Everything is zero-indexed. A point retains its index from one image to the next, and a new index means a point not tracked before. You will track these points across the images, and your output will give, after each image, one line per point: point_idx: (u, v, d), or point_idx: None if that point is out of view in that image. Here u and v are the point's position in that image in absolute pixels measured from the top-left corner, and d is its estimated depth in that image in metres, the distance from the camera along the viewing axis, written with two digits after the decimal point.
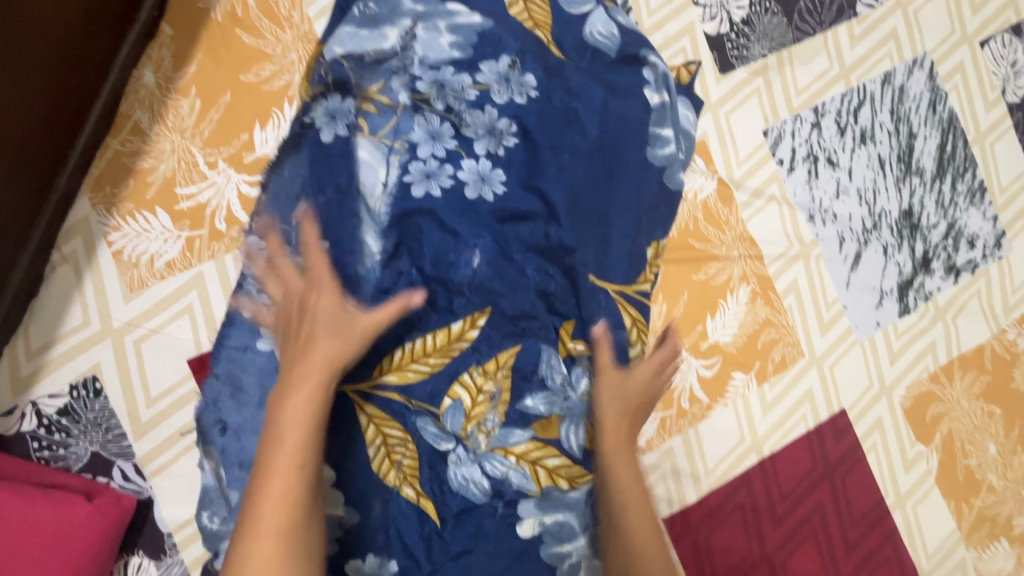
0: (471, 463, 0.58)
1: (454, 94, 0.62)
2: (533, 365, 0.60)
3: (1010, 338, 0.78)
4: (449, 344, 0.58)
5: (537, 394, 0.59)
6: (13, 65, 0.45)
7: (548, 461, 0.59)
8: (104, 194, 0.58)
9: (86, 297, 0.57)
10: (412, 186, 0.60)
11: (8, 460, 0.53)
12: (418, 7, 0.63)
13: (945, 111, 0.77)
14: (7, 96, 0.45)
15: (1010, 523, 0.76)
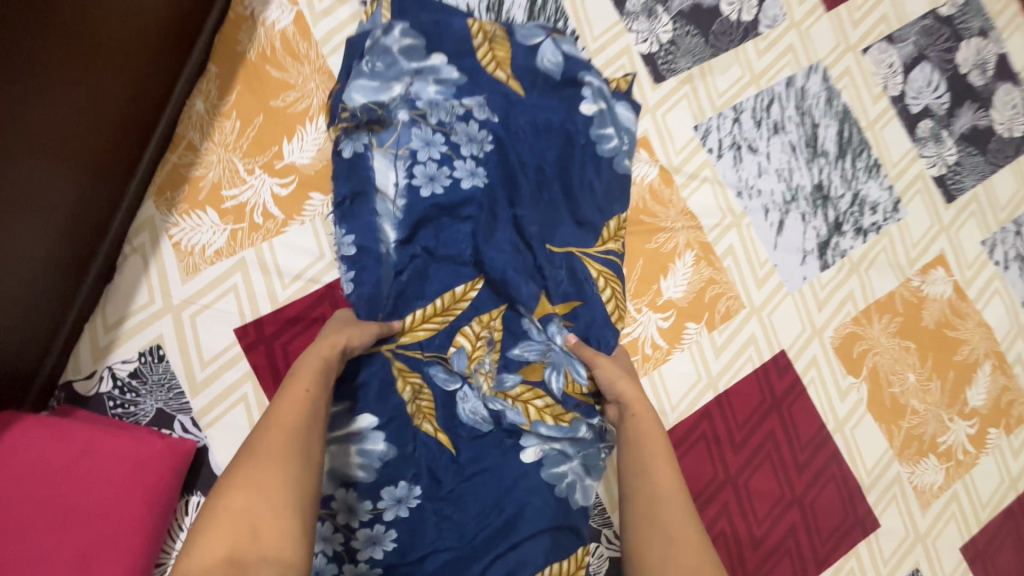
0: (476, 399, 0.69)
1: (447, 111, 0.76)
2: (520, 320, 0.74)
3: (916, 285, 0.93)
4: (453, 303, 0.71)
5: (525, 343, 0.73)
6: (96, 95, 0.60)
7: (536, 400, 0.71)
8: (165, 198, 0.71)
9: (151, 280, 0.70)
10: (420, 188, 0.73)
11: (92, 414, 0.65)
12: (412, 65, 0.76)
13: (840, 105, 0.95)
14: (90, 119, 0.60)
15: (935, 441, 0.90)
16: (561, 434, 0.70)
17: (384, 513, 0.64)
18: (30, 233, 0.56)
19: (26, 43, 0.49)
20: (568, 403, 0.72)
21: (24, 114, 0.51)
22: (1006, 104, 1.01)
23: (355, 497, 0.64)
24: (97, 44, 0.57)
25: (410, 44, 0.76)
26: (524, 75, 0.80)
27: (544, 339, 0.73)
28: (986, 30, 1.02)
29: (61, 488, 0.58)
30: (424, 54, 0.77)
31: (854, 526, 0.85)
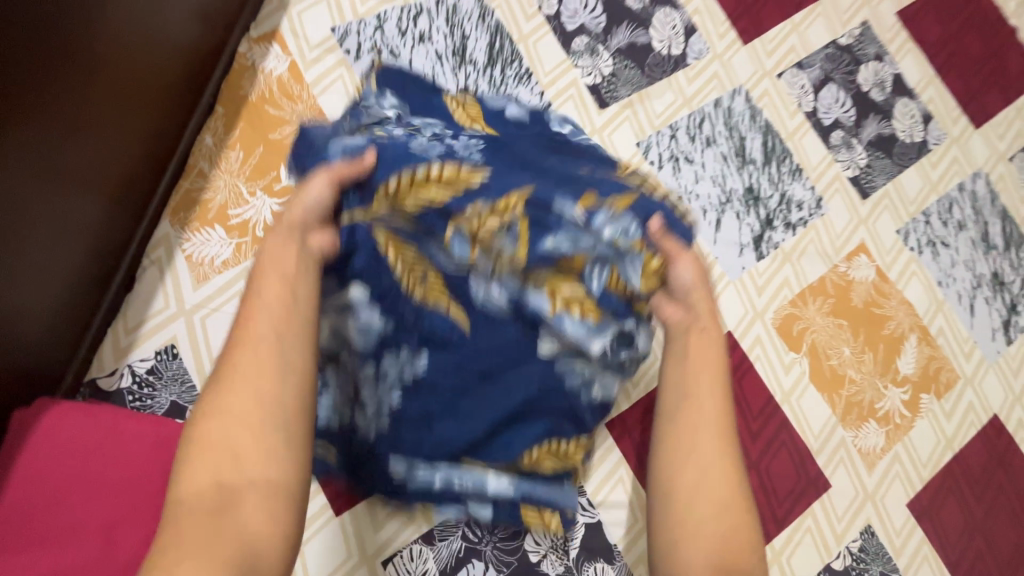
0: (489, 284, 0.72)
1: (436, 128, 0.74)
2: (547, 205, 0.67)
3: (843, 270, 1.06)
4: (455, 178, 0.65)
5: (559, 234, 0.68)
6: (123, 133, 0.72)
7: (564, 290, 0.72)
8: (179, 218, 0.83)
9: (167, 288, 0.80)
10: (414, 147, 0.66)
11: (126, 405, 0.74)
12: (394, 109, 0.78)
13: (762, 120, 1.10)
14: (117, 152, 0.72)
15: (874, 407, 1.00)
16: (579, 327, 0.72)
17: (386, 372, 0.74)
18: (65, 246, 0.67)
19: (66, 95, 0.61)
20: (608, 301, 0.71)
21: (64, 150, 0.63)
22: (905, 114, 1.17)
23: (357, 361, 0.74)
24: (122, 91, 0.69)
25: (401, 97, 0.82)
26: (498, 124, 0.81)
27: (580, 228, 0.67)
28: (881, 55, 1.19)
29: (92, 463, 0.65)
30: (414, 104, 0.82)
31: (808, 487, 0.94)
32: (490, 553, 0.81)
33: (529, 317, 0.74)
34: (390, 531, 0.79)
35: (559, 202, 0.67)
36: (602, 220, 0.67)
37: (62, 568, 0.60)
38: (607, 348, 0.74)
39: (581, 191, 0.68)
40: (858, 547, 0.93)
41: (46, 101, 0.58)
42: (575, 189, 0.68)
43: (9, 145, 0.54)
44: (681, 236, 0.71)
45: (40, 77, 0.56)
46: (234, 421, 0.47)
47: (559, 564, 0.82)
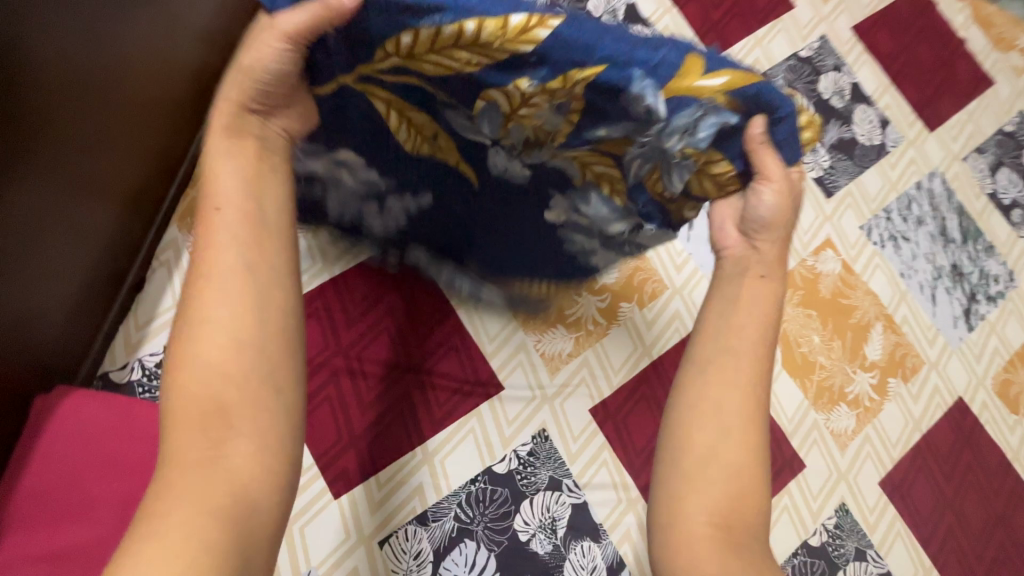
0: (512, 158, 0.63)
1: None
2: (622, 83, 0.48)
3: (810, 264, 1.13)
4: (512, 39, 0.46)
5: (615, 124, 0.53)
6: (134, 148, 0.78)
7: (596, 167, 0.61)
8: (186, 223, 0.89)
9: (174, 287, 0.85)
10: None
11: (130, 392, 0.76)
12: None
13: None
14: (129, 166, 0.78)
15: (844, 390, 1.06)
16: (591, 200, 0.67)
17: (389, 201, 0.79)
18: (81, 253, 0.73)
19: (83, 116, 0.67)
20: (640, 195, 0.63)
21: (80, 166, 0.69)
22: (864, 119, 1.26)
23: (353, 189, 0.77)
24: (135, 109, 0.76)
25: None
26: None
27: (659, 120, 0.51)
28: (839, 66, 1.28)
29: (107, 446, 0.70)
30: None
31: (783, 468, 0.99)
32: (481, 533, 0.85)
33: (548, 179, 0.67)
34: (386, 513, 0.84)
35: (635, 80, 0.48)
36: (680, 138, 0.53)
37: (81, 542, 0.65)
38: (623, 230, 0.71)
39: (687, 49, 0.48)
40: (833, 524, 0.98)
41: (64, 122, 0.64)
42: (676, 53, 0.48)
43: (29, 156, 0.61)
44: (788, 157, 0.55)
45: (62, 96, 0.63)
46: (225, 379, 0.46)
47: (547, 543, 0.87)
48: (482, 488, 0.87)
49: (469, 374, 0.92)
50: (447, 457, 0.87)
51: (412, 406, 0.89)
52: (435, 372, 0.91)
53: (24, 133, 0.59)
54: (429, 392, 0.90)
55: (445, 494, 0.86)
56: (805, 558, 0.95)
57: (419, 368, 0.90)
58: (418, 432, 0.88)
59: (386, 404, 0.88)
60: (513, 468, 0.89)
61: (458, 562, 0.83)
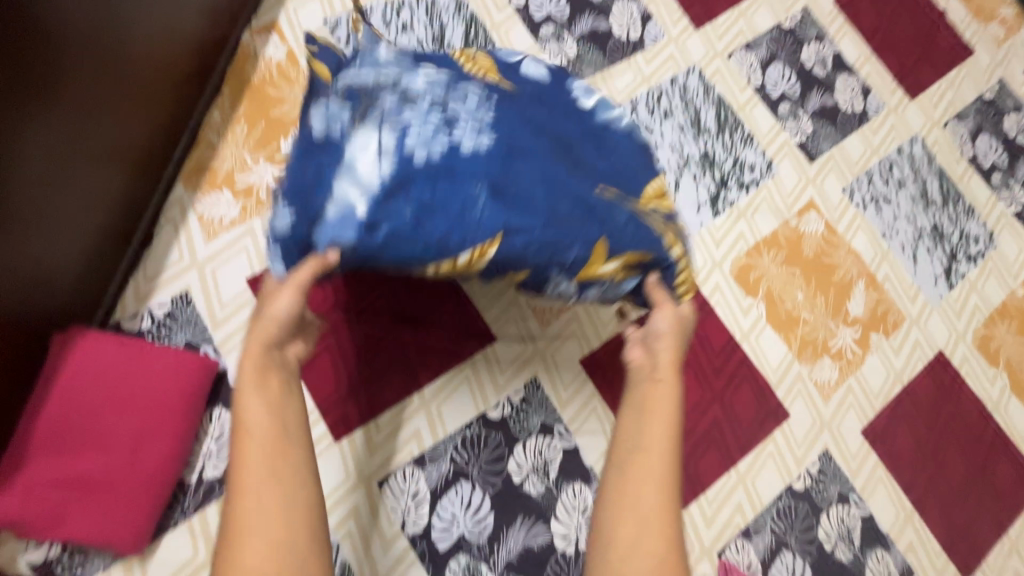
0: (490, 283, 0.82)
1: (420, 123, 0.65)
2: (543, 281, 0.68)
3: (793, 225, 1.16)
4: (459, 269, 0.63)
5: (543, 298, 0.73)
6: (141, 110, 0.82)
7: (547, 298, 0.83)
8: (192, 182, 0.93)
9: (181, 243, 0.89)
10: (385, 182, 0.62)
11: (130, 349, 0.77)
12: (376, 82, 0.69)
13: (715, 94, 1.22)
14: (135, 128, 0.82)
15: (827, 344, 1.09)
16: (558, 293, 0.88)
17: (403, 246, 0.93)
18: (92, 209, 0.77)
19: (94, 80, 0.71)
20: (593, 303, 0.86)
21: (91, 128, 0.73)
22: (846, 87, 1.30)
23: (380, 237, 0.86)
24: (145, 76, 0.81)
25: (393, 57, 0.74)
26: (514, 79, 0.77)
27: (573, 295, 0.71)
28: (822, 37, 1.32)
29: (119, 386, 0.76)
30: (411, 64, 0.73)
31: (768, 417, 1.02)
32: (477, 474, 0.88)
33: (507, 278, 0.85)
34: (383, 456, 0.87)
35: (557, 278, 0.67)
36: (594, 293, 0.70)
37: (98, 469, 0.73)
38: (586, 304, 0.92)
39: (592, 241, 0.66)
40: (817, 470, 1.01)
41: (76, 85, 0.68)
42: (586, 250, 0.66)
43: (44, 120, 0.65)
44: (668, 280, 0.73)
45: (77, 62, 0.67)
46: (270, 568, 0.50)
47: (540, 484, 0.90)
48: (477, 431, 0.90)
49: (463, 327, 0.96)
50: (442, 403, 0.91)
51: (408, 357, 0.92)
52: (430, 326, 0.94)
53: (41, 96, 0.63)
54: (425, 345, 0.94)
55: (441, 437, 0.89)
56: (790, 502, 0.98)
57: (415, 321, 0.94)
58: (415, 381, 0.92)
59: (384, 355, 0.92)
60: (506, 414, 0.92)
61: (454, 501, 0.86)
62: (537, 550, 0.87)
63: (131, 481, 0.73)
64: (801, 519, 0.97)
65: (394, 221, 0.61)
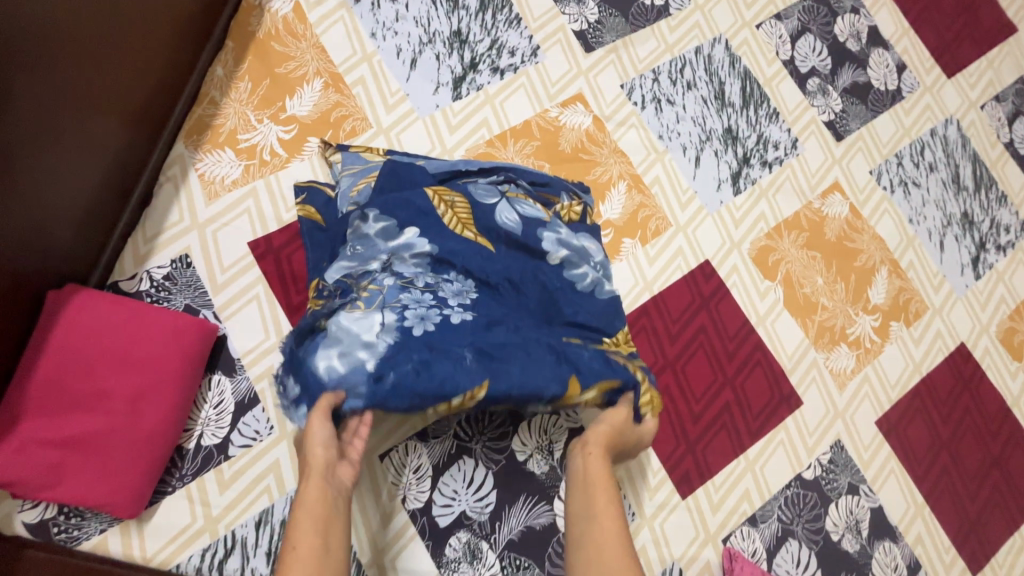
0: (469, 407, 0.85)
1: (415, 299, 0.71)
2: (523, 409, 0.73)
3: (817, 206, 1.11)
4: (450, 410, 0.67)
5: None
6: (139, 61, 0.78)
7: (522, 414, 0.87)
8: (192, 140, 0.89)
9: (182, 203, 0.86)
10: (391, 351, 0.66)
11: (129, 308, 0.75)
12: (372, 264, 0.74)
13: (741, 67, 1.16)
14: (133, 81, 0.78)
15: (845, 332, 1.06)
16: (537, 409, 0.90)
17: None
18: (87, 165, 0.73)
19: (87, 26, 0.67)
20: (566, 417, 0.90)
21: (86, 78, 0.69)
22: (880, 64, 1.23)
23: None
24: (142, 23, 0.76)
25: (382, 228, 0.75)
26: (488, 232, 0.80)
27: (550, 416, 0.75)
28: (857, 8, 1.25)
29: (116, 345, 0.73)
30: (397, 232, 0.75)
31: (781, 404, 1.00)
32: (480, 451, 0.86)
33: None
34: (386, 430, 0.85)
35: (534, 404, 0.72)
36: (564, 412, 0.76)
37: (93, 429, 0.70)
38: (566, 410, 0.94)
39: (568, 378, 0.71)
40: (828, 459, 0.99)
41: (68, 30, 0.64)
42: (563, 377, 0.71)
43: (35, 65, 0.61)
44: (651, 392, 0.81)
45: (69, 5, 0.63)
46: None
47: (544, 464, 0.88)
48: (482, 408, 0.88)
49: None
50: None
51: None
52: None
53: (32, 37, 0.59)
54: None
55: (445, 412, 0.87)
56: (799, 490, 0.96)
57: None
58: None
59: None
60: None
61: (456, 477, 0.85)
62: (539, 530, 0.85)
63: (127, 444, 0.71)
64: (810, 509, 0.95)
65: (399, 370, 0.65)
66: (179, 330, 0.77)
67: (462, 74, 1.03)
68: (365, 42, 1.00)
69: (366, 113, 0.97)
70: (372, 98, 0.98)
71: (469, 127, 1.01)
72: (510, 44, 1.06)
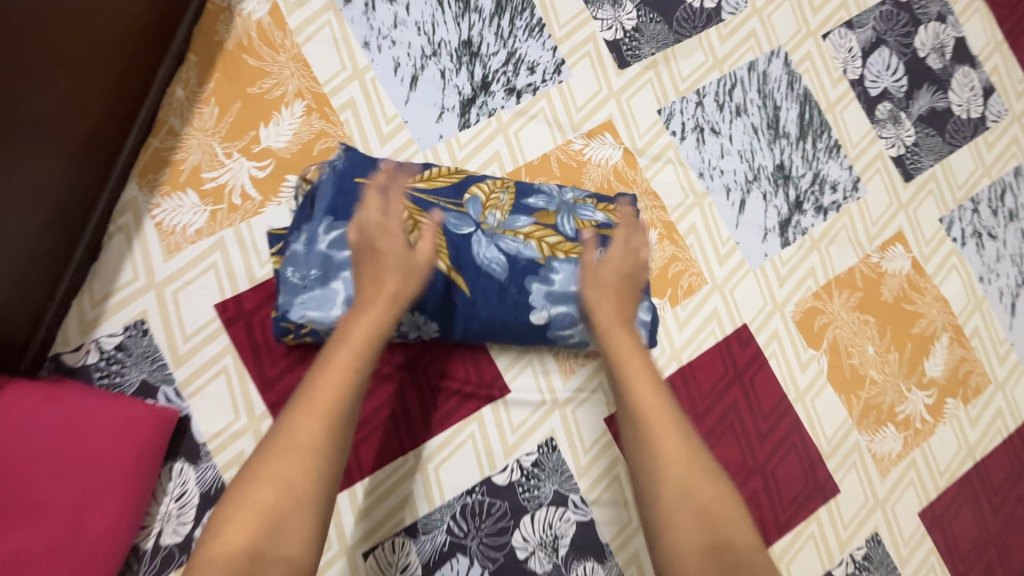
0: (489, 242, 0.73)
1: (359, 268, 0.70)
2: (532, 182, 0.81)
3: (875, 261, 0.96)
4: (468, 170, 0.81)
5: (538, 195, 0.78)
6: (78, 90, 0.63)
7: (549, 239, 0.75)
8: (148, 179, 0.75)
9: (135, 259, 0.73)
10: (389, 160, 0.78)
11: (68, 398, 0.65)
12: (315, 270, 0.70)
13: (801, 88, 0.98)
14: (72, 117, 0.64)
15: (894, 410, 0.93)
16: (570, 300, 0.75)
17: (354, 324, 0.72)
18: (21, 222, 0.60)
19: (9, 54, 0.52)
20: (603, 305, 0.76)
21: (11, 119, 0.55)
22: (964, 85, 1.04)
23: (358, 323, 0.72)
24: (82, 37, 0.61)
25: (339, 236, 0.70)
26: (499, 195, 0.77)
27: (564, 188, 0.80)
28: (944, 15, 1.05)
29: (54, 445, 0.63)
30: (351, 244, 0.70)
31: (815, 493, 0.89)
32: (476, 549, 0.77)
33: (523, 270, 0.73)
34: (372, 523, 0.76)
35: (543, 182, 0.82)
36: (575, 194, 0.80)
37: (31, 544, 0.60)
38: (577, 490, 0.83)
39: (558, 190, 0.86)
40: (862, 555, 0.89)
41: None
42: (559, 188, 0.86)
43: None
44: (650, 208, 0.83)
45: None
46: None
47: (547, 562, 0.79)
48: (479, 500, 0.79)
49: (471, 375, 0.81)
50: (441, 464, 0.79)
51: (405, 407, 0.79)
52: (431, 368, 0.80)
53: None
54: (426, 392, 0.80)
55: (438, 504, 0.78)
56: None
57: (418, 365, 0.80)
58: (411, 437, 0.79)
59: (376, 402, 0.79)
60: (515, 480, 0.80)
61: None
62: None
63: (72, 557, 0.62)
64: None
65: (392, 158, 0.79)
66: (130, 419, 0.66)
67: (470, 97, 0.87)
68: (356, 55, 0.84)
69: (355, 144, 0.82)
70: (363, 126, 0.83)
71: (478, 162, 0.85)
72: (529, 57, 0.89)
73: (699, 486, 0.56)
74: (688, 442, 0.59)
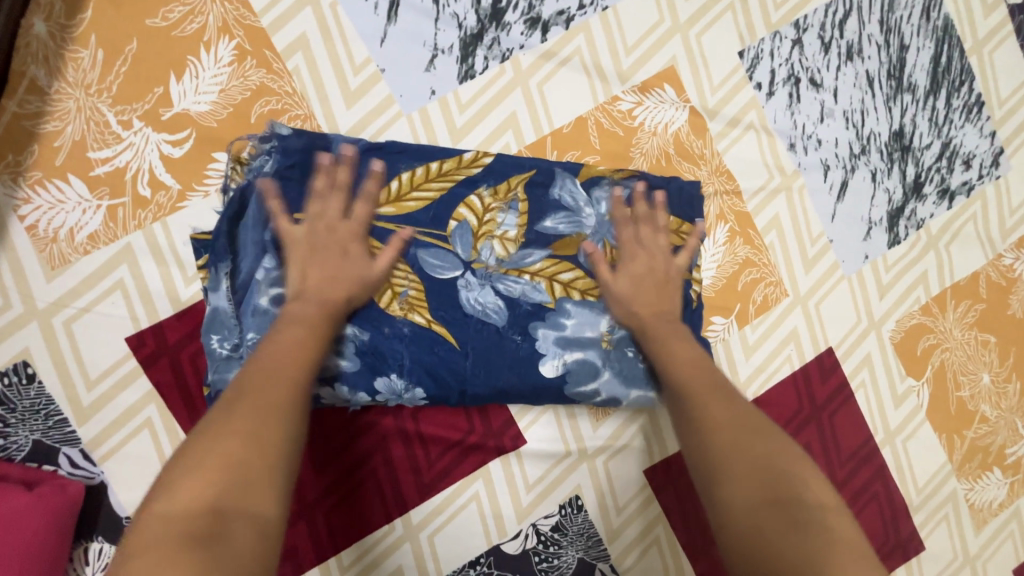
0: (482, 287, 0.57)
1: None
2: (545, 183, 0.59)
3: (1007, 263, 0.73)
4: (459, 168, 0.58)
5: (557, 213, 0.59)
6: None
7: (562, 275, 0.59)
8: (7, 164, 0.53)
9: (4, 279, 0.53)
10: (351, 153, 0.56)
11: None
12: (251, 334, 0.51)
13: (940, 18, 0.70)
14: None
15: (1003, 452, 0.74)
16: (587, 343, 0.58)
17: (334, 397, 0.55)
18: None
19: None
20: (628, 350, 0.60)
21: None
22: None
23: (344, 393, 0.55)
24: None
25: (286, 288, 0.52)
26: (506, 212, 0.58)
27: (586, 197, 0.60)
28: None
29: None
30: None
31: (895, 550, 0.72)
32: None
33: (526, 317, 0.57)
34: None
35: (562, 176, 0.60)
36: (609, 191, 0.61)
37: None
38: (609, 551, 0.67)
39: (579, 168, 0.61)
40: None
41: None
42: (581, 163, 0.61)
43: None
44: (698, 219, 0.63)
45: None
46: None
47: None
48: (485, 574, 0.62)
49: (476, 424, 0.63)
50: (437, 531, 0.62)
51: (390, 465, 0.61)
52: (422, 418, 0.61)
53: None
54: (417, 447, 0.62)
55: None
56: None
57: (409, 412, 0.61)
58: (397, 499, 0.61)
59: (354, 459, 0.61)
60: (530, 548, 0.63)
61: None
62: None
63: None
64: None
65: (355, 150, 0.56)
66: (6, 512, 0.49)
67: (474, 31, 0.60)
68: None
69: (311, 106, 0.57)
70: (320, 78, 0.57)
71: (483, 132, 0.61)
72: None
73: (750, 442, 0.43)
74: (731, 407, 0.47)
